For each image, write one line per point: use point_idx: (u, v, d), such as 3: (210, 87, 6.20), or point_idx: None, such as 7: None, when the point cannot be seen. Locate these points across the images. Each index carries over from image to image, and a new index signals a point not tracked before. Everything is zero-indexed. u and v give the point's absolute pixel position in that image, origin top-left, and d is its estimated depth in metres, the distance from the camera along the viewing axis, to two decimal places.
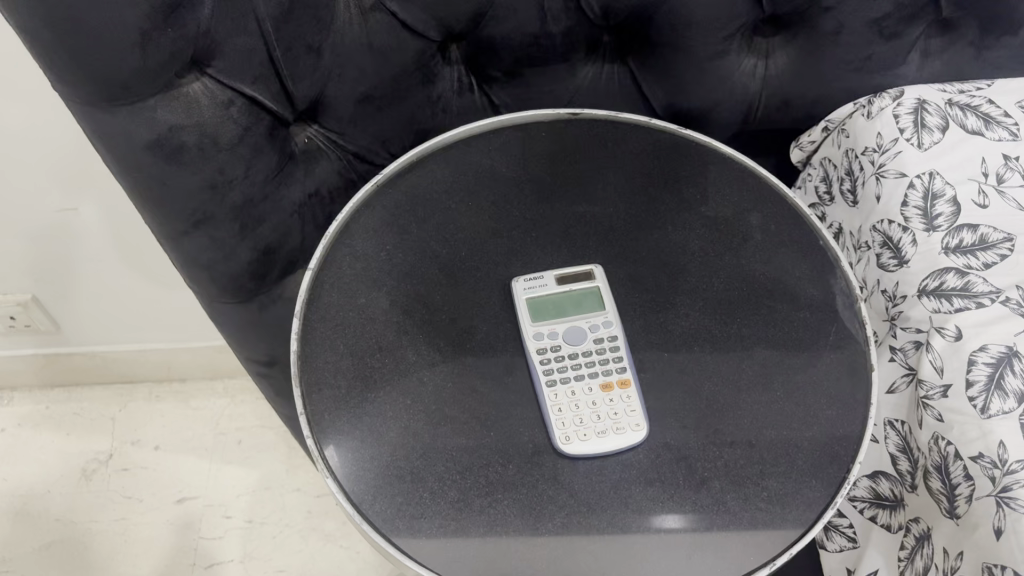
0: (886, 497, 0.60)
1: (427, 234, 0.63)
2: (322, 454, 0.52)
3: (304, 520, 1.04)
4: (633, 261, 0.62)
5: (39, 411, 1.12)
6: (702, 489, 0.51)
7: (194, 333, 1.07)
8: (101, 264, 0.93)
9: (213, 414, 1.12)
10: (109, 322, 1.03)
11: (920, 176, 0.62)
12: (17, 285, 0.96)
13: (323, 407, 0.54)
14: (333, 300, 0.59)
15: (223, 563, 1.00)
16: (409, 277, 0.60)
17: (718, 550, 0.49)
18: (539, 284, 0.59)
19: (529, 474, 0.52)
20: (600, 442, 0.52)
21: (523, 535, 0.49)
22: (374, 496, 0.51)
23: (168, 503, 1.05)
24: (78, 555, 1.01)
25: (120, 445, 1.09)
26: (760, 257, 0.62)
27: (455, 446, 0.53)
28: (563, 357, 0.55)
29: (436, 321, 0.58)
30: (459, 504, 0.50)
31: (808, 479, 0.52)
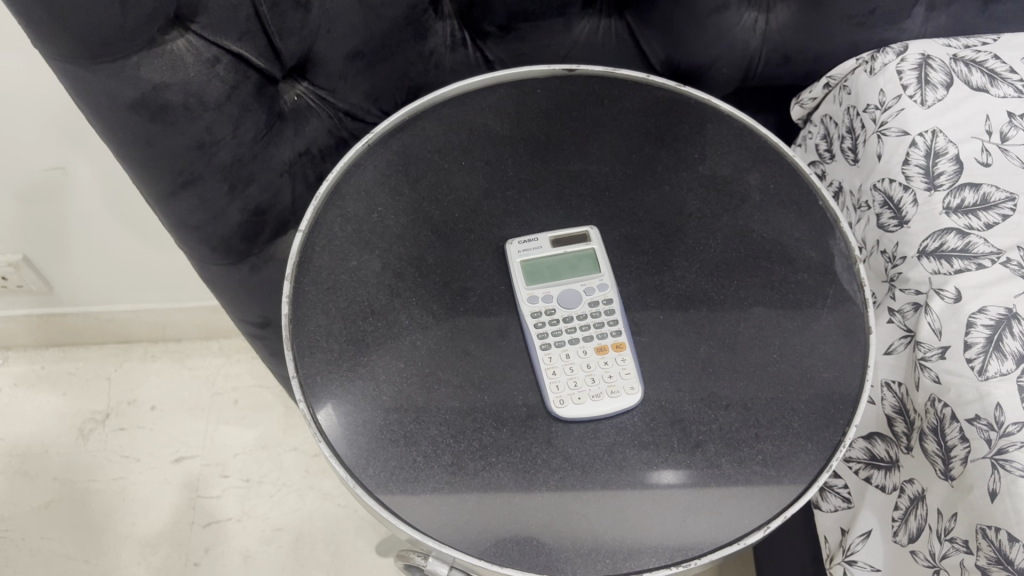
0: (882, 458, 0.60)
1: (421, 195, 0.61)
2: (314, 418, 0.51)
3: (301, 479, 1.04)
4: (629, 221, 0.61)
5: (34, 370, 1.12)
6: (697, 453, 0.51)
7: (187, 294, 1.06)
8: (94, 224, 0.92)
9: (209, 373, 1.12)
10: (106, 281, 1.02)
11: (922, 134, 0.61)
12: (8, 246, 0.95)
13: (315, 369, 0.53)
14: (325, 263, 0.58)
15: (222, 521, 1.01)
16: (401, 239, 0.59)
17: (712, 514, 0.49)
18: (533, 246, 0.58)
19: (523, 437, 0.52)
20: (596, 406, 0.52)
21: (518, 498, 0.49)
22: (368, 460, 0.50)
23: (166, 462, 1.05)
24: (77, 513, 1.01)
25: (116, 405, 1.09)
26: (759, 217, 0.61)
27: (449, 408, 0.52)
28: (558, 321, 0.55)
29: (429, 283, 0.58)
30: (453, 467, 0.50)
31: (803, 442, 0.51)
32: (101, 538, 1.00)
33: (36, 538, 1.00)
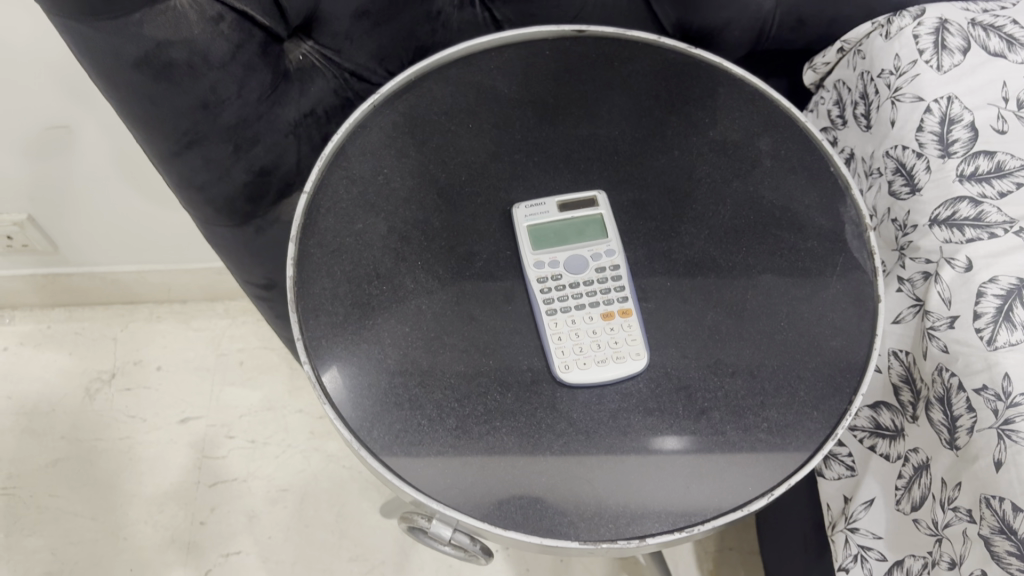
0: (886, 427, 0.60)
1: (427, 157, 0.61)
2: (319, 381, 0.51)
3: (306, 441, 1.05)
4: (638, 186, 0.60)
5: (41, 329, 1.12)
6: (702, 419, 0.51)
7: (193, 255, 1.06)
8: (99, 184, 0.91)
9: (215, 335, 1.12)
10: (111, 241, 1.02)
11: (937, 101, 0.60)
12: (12, 205, 0.94)
13: (321, 332, 0.53)
14: (330, 224, 0.57)
15: (228, 481, 1.02)
16: (407, 202, 0.59)
17: (715, 480, 0.49)
18: (540, 210, 0.57)
19: (527, 401, 0.52)
20: (601, 370, 0.52)
21: (521, 463, 0.49)
22: (372, 423, 0.50)
23: (172, 423, 1.05)
24: (85, 471, 1.02)
25: (122, 364, 1.10)
26: (769, 183, 0.60)
27: (454, 373, 0.52)
28: (564, 286, 0.54)
29: (435, 247, 0.57)
30: (458, 432, 0.50)
31: (809, 410, 0.51)
32: (108, 496, 1.01)
33: (44, 495, 1.01)
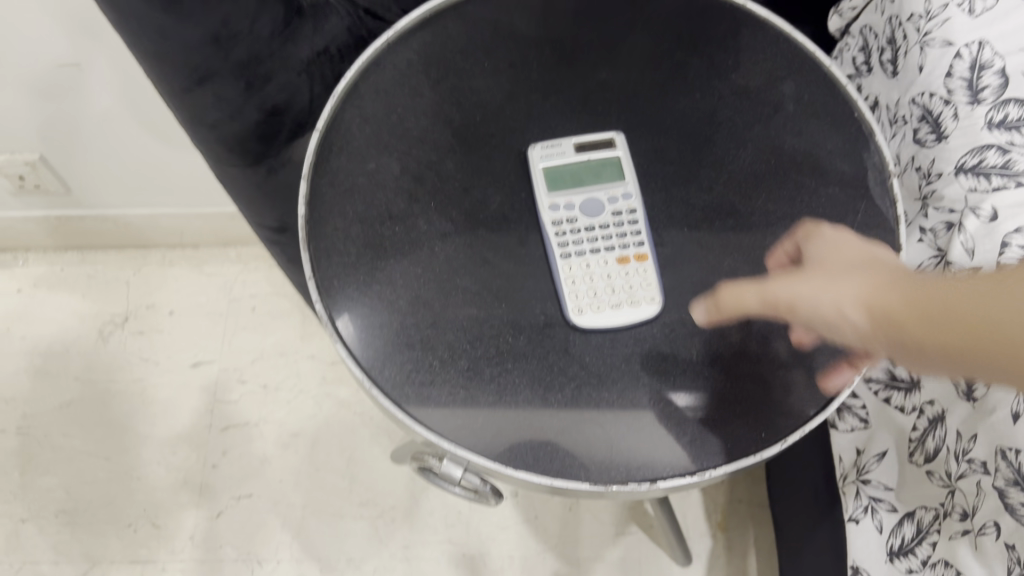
0: (902, 379, 0.59)
1: (441, 97, 0.59)
2: (332, 320, 0.51)
3: (318, 386, 1.05)
4: (657, 130, 0.59)
5: (55, 272, 1.13)
6: (716, 365, 0.51)
7: (205, 200, 1.05)
8: (111, 124, 0.90)
9: (227, 280, 1.12)
10: (123, 183, 1.01)
11: (968, 46, 0.57)
12: (24, 145, 0.93)
13: (333, 272, 0.52)
14: (342, 164, 0.56)
15: (240, 425, 1.02)
16: (420, 142, 0.58)
17: (728, 427, 0.49)
18: (556, 151, 0.56)
19: (539, 345, 0.51)
20: (614, 315, 0.51)
21: (533, 404, 0.49)
22: (384, 363, 0.50)
23: (184, 366, 1.06)
24: (98, 412, 1.03)
25: (135, 308, 1.10)
26: (791, 128, 0.59)
27: (467, 316, 0.52)
28: (579, 229, 0.54)
29: (449, 189, 0.56)
30: (470, 373, 0.50)
31: (825, 358, 0.51)
32: (122, 438, 1.02)
33: (58, 435, 1.02)
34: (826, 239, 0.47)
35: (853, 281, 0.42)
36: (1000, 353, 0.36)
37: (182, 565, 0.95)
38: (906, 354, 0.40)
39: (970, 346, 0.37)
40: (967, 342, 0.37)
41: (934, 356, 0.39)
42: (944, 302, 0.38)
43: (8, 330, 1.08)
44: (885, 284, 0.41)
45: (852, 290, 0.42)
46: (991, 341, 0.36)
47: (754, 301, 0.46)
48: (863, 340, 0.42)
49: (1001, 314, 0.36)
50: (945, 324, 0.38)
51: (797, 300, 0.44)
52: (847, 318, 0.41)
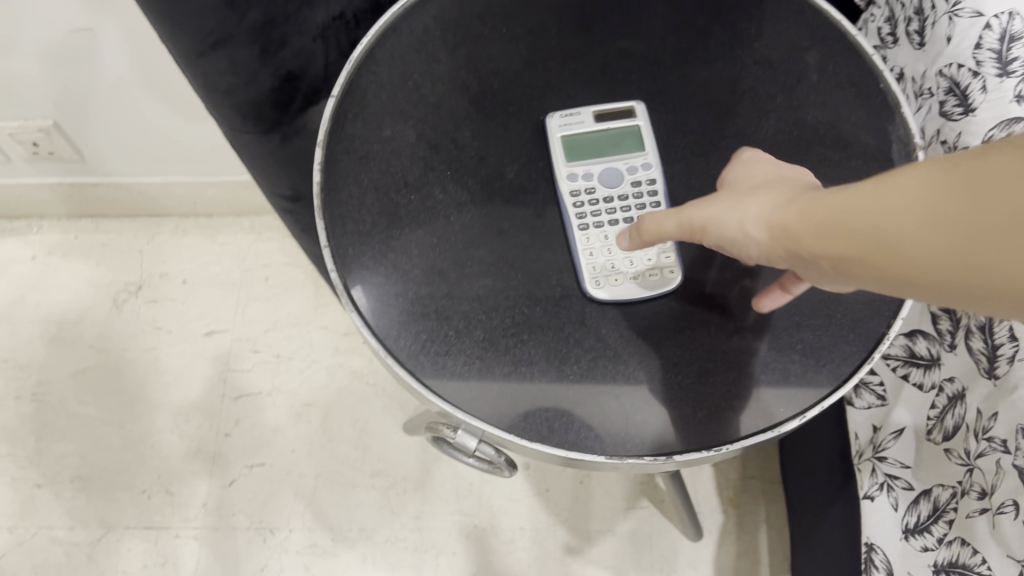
0: (922, 356, 0.59)
1: (458, 64, 0.59)
2: (346, 288, 0.50)
3: (331, 357, 1.05)
4: (678, 100, 0.58)
5: (69, 240, 1.13)
6: (735, 339, 0.50)
7: (219, 169, 1.05)
8: (126, 92, 0.89)
9: (240, 249, 1.12)
10: (137, 151, 1.01)
11: (999, 16, 0.56)
12: (37, 111, 0.93)
13: (348, 240, 0.52)
14: (358, 130, 0.56)
15: (253, 394, 1.03)
16: (437, 109, 0.57)
17: (747, 402, 0.48)
18: (575, 120, 0.55)
19: (555, 316, 0.51)
20: (632, 288, 0.51)
21: (546, 376, 0.48)
22: (399, 332, 0.49)
23: (197, 336, 1.06)
24: (112, 380, 1.04)
25: (148, 277, 1.10)
26: (815, 99, 0.58)
27: (482, 287, 0.51)
28: (598, 200, 0.53)
29: (465, 158, 0.56)
30: (485, 344, 0.49)
31: (845, 333, 0.50)
32: (136, 406, 1.02)
33: (72, 402, 1.02)
34: (759, 170, 0.45)
35: (757, 198, 0.40)
36: (860, 253, 0.32)
37: (195, 532, 0.95)
38: (805, 266, 0.37)
39: (836, 247, 0.34)
40: (832, 244, 0.34)
41: (823, 265, 0.36)
42: (816, 203, 0.35)
43: (23, 298, 1.09)
44: (784, 196, 0.39)
45: (753, 206, 0.40)
46: (848, 239, 0.33)
47: (672, 226, 0.45)
48: (769, 257, 0.39)
49: (855, 208, 0.32)
50: (814, 227, 0.35)
51: (710, 223, 0.42)
52: (748, 236, 0.40)
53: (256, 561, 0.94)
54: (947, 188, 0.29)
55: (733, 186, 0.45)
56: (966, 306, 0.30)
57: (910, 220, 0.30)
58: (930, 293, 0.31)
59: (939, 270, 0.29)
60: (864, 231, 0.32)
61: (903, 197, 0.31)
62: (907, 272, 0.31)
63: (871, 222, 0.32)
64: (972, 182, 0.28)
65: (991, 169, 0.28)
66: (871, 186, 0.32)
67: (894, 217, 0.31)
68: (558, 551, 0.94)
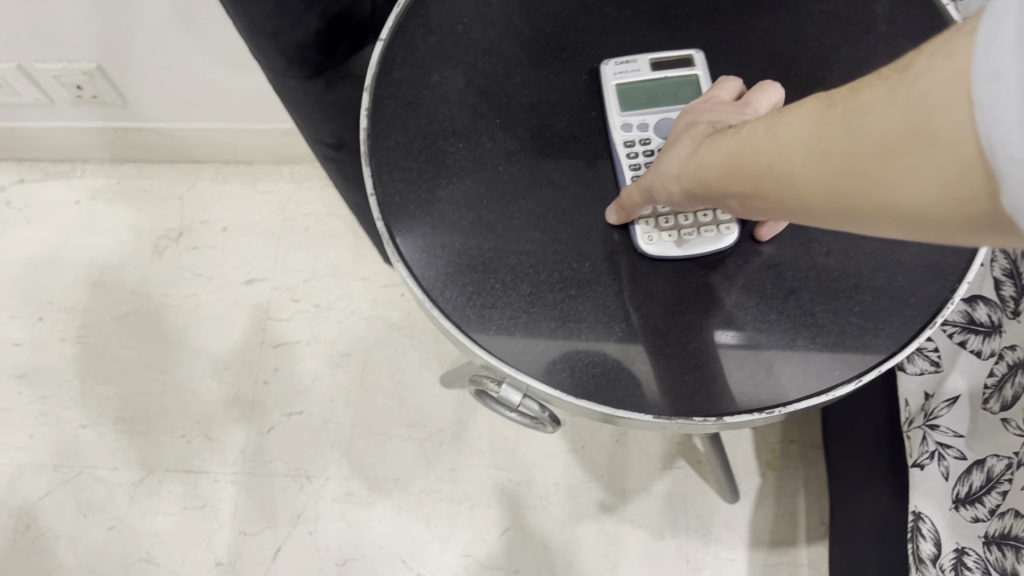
0: (982, 322, 0.57)
1: (510, 9, 0.57)
2: (392, 238, 0.49)
3: (369, 309, 1.05)
4: (738, 49, 0.55)
5: (111, 185, 1.13)
6: (791, 299, 0.48)
7: (261, 117, 1.04)
8: (170, 36, 0.88)
9: (280, 198, 1.12)
10: (179, 97, 1.00)
11: None
12: (81, 54, 0.92)
13: (395, 189, 0.51)
14: (406, 76, 0.54)
15: (291, 343, 1.03)
16: (487, 55, 0.55)
17: (802, 363, 0.46)
18: (631, 68, 0.54)
19: (604, 272, 0.49)
20: (687, 243, 0.49)
21: (586, 331, 0.47)
22: (445, 284, 0.48)
23: (238, 283, 1.07)
24: (154, 325, 1.05)
25: (189, 223, 1.10)
26: (884, 50, 0.55)
27: (529, 240, 0.50)
28: (653, 150, 0.51)
29: (515, 106, 0.54)
30: (531, 298, 0.48)
31: (906, 297, 0.48)
32: (177, 351, 1.03)
33: (115, 346, 1.04)
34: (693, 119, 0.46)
35: (686, 151, 0.41)
36: (769, 193, 0.33)
37: (233, 477, 0.96)
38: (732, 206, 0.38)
39: (748, 188, 0.35)
40: (742, 187, 0.35)
41: (749, 207, 0.36)
42: (728, 148, 0.36)
43: (66, 241, 1.10)
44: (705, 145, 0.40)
45: (681, 161, 0.41)
46: (753, 180, 0.34)
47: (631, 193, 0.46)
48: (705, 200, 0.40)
49: (758, 151, 0.33)
50: (728, 171, 0.36)
51: (654, 186, 0.44)
52: (679, 185, 0.41)
53: (293, 507, 0.95)
54: (825, 124, 0.29)
55: (671, 142, 0.46)
56: (860, 228, 0.31)
57: (799, 156, 0.31)
58: (835, 221, 0.32)
59: (832, 199, 0.30)
60: (764, 171, 0.33)
61: (793, 137, 0.31)
62: (806, 203, 0.32)
63: (769, 162, 0.32)
64: (845, 112, 0.29)
65: (857, 98, 0.28)
66: (772, 128, 0.33)
67: (787, 154, 0.31)
68: (593, 507, 0.94)
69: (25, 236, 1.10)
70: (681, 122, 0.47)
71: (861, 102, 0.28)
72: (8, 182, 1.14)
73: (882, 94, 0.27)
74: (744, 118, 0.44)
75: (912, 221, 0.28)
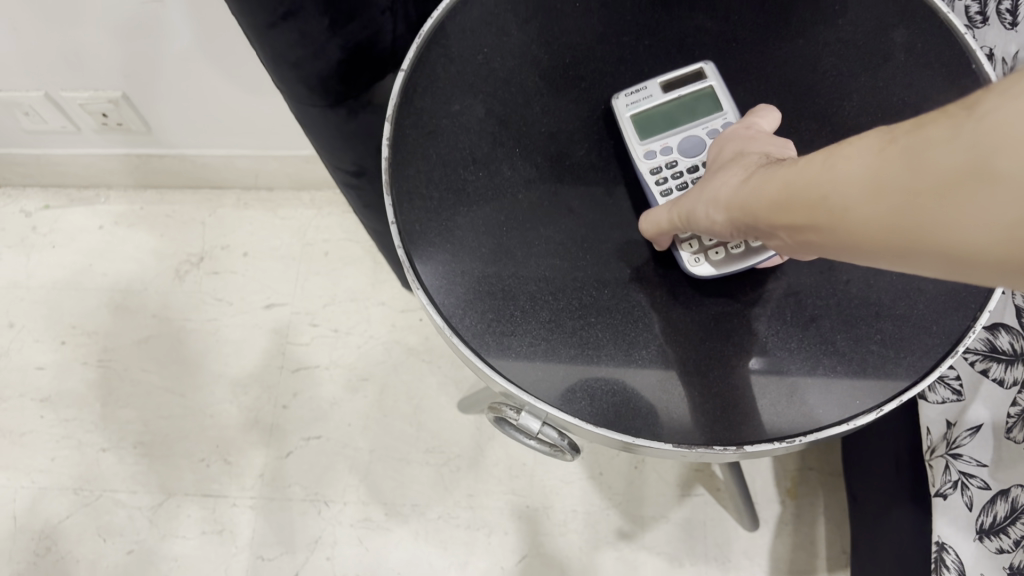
0: (1003, 350, 0.57)
1: (530, 38, 0.57)
2: (413, 265, 0.50)
3: (387, 334, 1.05)
4: (756, 78, 0.56)
5: (134, 210, 1.15)
6: (811, 327, 0.48)
7: (282, 144, 1.05)
8: (194, 65, 0.89)
9: (300, 224, 1.13)
10: (202, 124, 1.01)
11: None
12: (107, 83, 0.94)
13: (415, 217, 0.51)
14: (426, 105, 0.55)
15: (310, 368, 1.03)
16: (507, 84, 0.56)
17: (824, 392, 0.46)
18: (642, 96, 0.53)
19: (624, 300, 0.49)
20: (738, 258, 0.48)
21: (608, 360, 0.47)
22: (464, 311, 0.49)
23: (258, 308, 1.07)
24: (175, 349, 1.05)
25: (211, 248, 1.12)
26: (902, 80, 0.55)
27: (549, 267, 0.50)
28: (682, 172, 0.51)
29: (533, 135, 0.55)
30: (551, 325, 0.48)
31: (927, 325, 0.48)
32: (197, 375, 1.04)
33: (136, 370, 1.04)
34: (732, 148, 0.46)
35: (729, 180, 0.42)
36: (814, 224, 0.34)
37: (252, 502, 0.97)
38: (773, 237, 0.39)
39: (793, 217, 0.35)
40: (789, 216, 0.35)
41: (787, 236, 0.37)
42: (775, 178, 0.37)
43: (89, 266, 1.11)
44: (753, 175, 0.40)
45: (725, 190, 0.41)
46: (800, 211, 0.34)
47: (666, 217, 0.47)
48: (747, 231, 0.41)
49: (806, 180, 0.34)
50: (775, 202, 0.36)
51: (694, 214, 0.44)
52: (722, 215, 0.41)
53: (311, 533, 0.95)
54: (879, 158, 0.30)
55: (713, 170, 0.46)
56: (904, 265, 0.31)
57: (850, 188, 0.31)
58: (879, 257, 0.32)
59: (883, 234, 0.30)
60: (811, 200, 0.33)
61: (844, 169, 0.32)
62: (852, 236, 0.32)
63: (818, 192, 0.33)
64: (901, 146, 0.29)
65: (912, 134, 0.29)
66: (821, 158, 0.33)
67: (839, 186, 0.32)
68: (611, 535, 0.93)
69: (50, 261, 1.12)
70: (720, 151, 0.48)
71: (918, 138, 0.29)
72: (33, 209, 1.16)
73: (940, 132, 0.28)
74: (776, 145, 0.45)
75: (962, 260, 0.28)
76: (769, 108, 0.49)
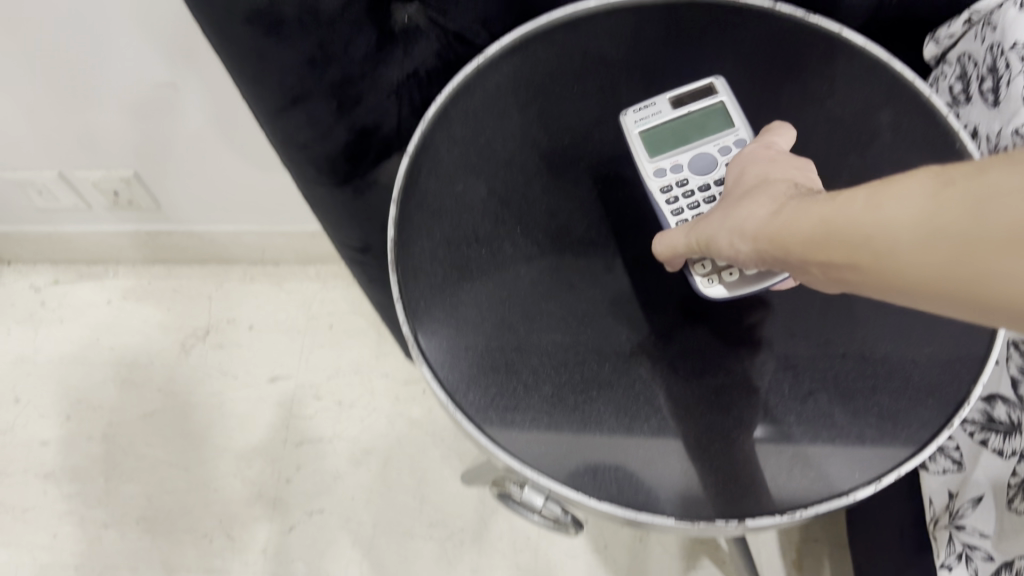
0: (1001, 421, 0.57)
1: (530, 120, 0.60)
2: (418, 343, 0.51)
3: (391, 406, 1.06)
4: None
5: (142, 285, 1.17)
6: (809, 400, 0.49)
7: (288, 219, 1.07)
8: (205, 144, 0.92)
9: (306, 297, 1.14)
10: (210, 200, 1.04)
11: None
12: (119, 162, 0.96)
13: (420, 295, 0.53)
14: (430, 185, 0.57)
15: (314, 441, 1.04)
16: (509, 165, 0.58)
17: (824, 465, 0.47)
18: (652, 112, 0.56)
19: (624, 374, 0.50)
20: (750, 280, 0.49)
21: (612, 433, 0.48)
22: (468, 386, 0.50)
23: (263, 381, 1.08)
24: (179, 423, 1.06)
25: (216, 322, 1.13)
26: (890, 158, 0.57)
27: (551, 341, 0.52)
28: (692, 188, 0.53)
29: (534, 213, 0.56)
30: (553, 399, 0.49)
31: (922, 398, 0.48)
32: (201, 449, 1.04)
33: (140, 445, 1.05)
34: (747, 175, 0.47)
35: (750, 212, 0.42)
36: (848, 263, 0.34)
37: None
38: (796, 271, 0.39)
39: (825, 255, 0.35)
40: (822, 255, 0.35)
41: (812, 271, 0.37)
42: (802, 217, 0.37)
43: (96, 340, 1.12)
44: (776, 207, 0.40)
45: (746, 223, 0.42)
46: (834, 251, 0.34)
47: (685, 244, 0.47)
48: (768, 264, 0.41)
49: (841, 219, 0.34)
50: (801, 238, 0.37)
51: (715, 242, 0.44)
52: (746, 248, 0.42)
53: None
54: (934, 206, 0.31)
55: (729, 198, 0.46)
56: (942, 308, 0.32)
57: (901, 233, 0.32)
58: (915, 297, 0.33)
59: (934, 283, 0.31)
60: (850, 240, 0.34)
61: (891, 213, 0.32)
62: (893, 280, 0.33)
63: (860, 234, 0.33)
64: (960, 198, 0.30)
65: (974, 185, 0.30)
66: (859, 197, 0.34)
67: (887, 232, 0.32)
68: None
69: (58, 335, 1.13)
70: (735, 173, 0.49)
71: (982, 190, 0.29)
72: (43, 284, 1.18)
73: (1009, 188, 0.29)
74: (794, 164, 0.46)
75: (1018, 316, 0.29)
76: (783, 126, 0.51)
